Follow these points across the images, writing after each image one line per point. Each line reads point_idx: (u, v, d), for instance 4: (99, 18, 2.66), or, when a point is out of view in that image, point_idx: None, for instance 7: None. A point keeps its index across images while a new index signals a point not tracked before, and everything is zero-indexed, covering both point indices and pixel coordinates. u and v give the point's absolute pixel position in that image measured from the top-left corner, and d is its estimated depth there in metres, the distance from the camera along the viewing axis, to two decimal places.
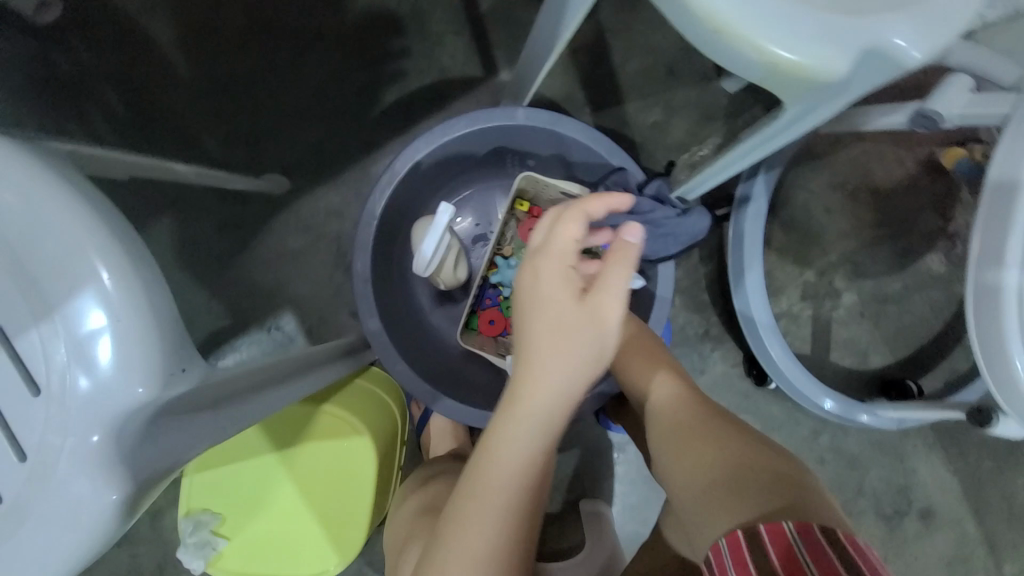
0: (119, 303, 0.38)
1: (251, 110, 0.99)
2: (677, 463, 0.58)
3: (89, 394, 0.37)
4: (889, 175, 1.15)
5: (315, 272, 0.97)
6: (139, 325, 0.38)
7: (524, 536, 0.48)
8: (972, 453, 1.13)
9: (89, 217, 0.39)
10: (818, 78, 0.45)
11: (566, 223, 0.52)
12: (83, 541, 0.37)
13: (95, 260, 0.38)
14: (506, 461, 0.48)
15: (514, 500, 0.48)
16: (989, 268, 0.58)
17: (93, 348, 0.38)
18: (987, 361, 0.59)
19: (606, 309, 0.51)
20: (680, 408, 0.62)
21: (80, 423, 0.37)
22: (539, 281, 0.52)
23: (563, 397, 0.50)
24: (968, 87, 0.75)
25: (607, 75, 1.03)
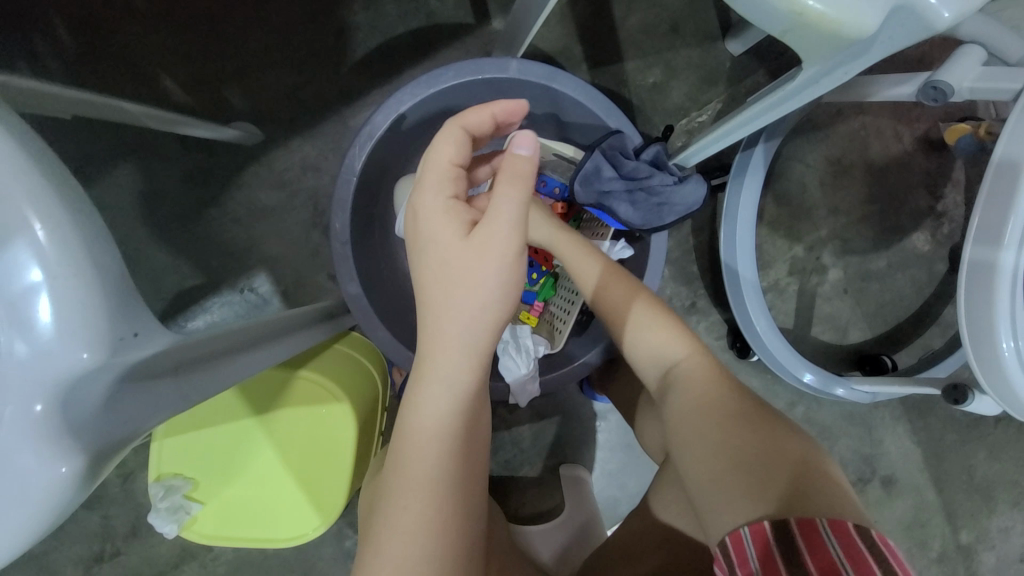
0: (56, 257, 0.34)
1: (216, 48, 0.90)
2: (692, 438, 0.54)
3: (27, 359, 0.33)
4: (886, 150, 1.13)
5: (291, 231, 0.92)
6: (82, 282, 0.34)
7: (468, 499, 0.46)
8: (935, 425, 1.18)
9: (17, 158, 0.34)
10: (846, 32, 0.41)
11: (440, 145, 0.49)
12: (34, 517, 0.34)
13: (25, 207, 0.33)
14: (426, 418, 0.46)
15: (441, 460, 0.45)
16: (986, 248, 0.57)
17: (31, 306, 0.33)
18: (973, 341, 0.59)
19: (496, 239, 0.46)
20: (701, 388, 0.57)
21: (17, 391, 0.33)
22: (422, 219, 0.48)
23: (473, 348, 0.47)
24: (978, 61, 0.72)
25: (606, 29, 0.97)
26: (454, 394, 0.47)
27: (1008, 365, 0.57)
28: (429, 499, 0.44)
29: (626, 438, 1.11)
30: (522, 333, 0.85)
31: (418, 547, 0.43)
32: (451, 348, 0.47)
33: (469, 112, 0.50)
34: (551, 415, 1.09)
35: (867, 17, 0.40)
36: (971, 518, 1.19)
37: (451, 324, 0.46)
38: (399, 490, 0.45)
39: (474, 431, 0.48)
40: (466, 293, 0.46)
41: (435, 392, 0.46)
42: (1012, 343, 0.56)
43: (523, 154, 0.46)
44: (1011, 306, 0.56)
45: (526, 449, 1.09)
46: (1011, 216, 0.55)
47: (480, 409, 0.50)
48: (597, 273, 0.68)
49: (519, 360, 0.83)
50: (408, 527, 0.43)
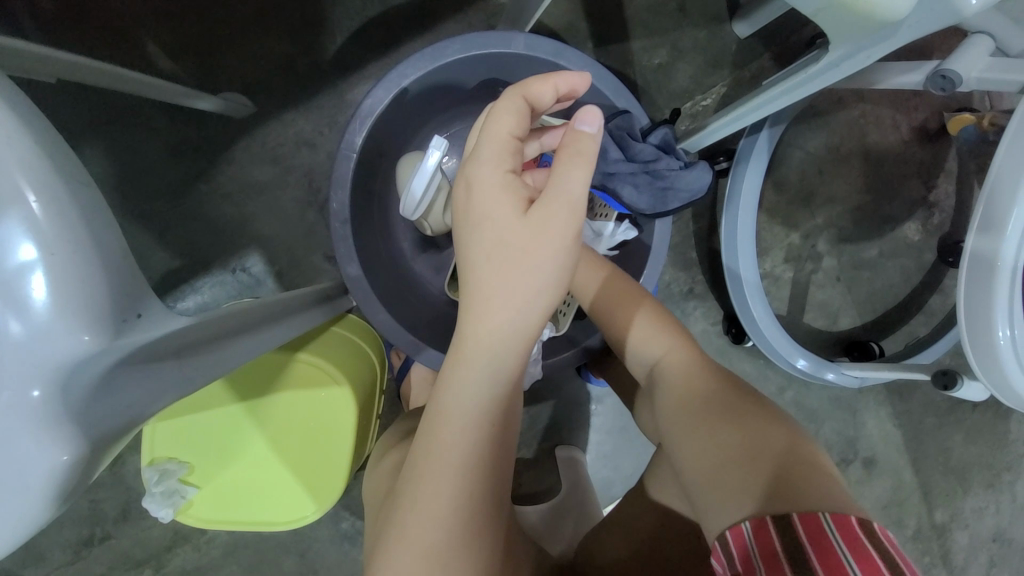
0: (54, 232, 0.31)
1: (204, 14, 0.85)
2: (680, 434, 0.54)
3: (22, 341, 0.31)
4: (884, 139, 1.13)
5: (285, 209, 0.88)
6: (82, 261, 0.32)
7: (492, 489, 0.46)
8: (915, 408, 1.23)
9: (7, 123, 0.31)
10: (883, 13, 0.40)
11: (500, 115, 0.46)
12: (33, 508, 0.32)
13: (17, 176, 0.31)
14: (460, 406, 0.45)
15: (470, 452, 0.45)
16: (988, 238, 0.57)
17: (24, 286, 0.31)
18: (970, 329, 0.60)
19: (555, 221, 0.44)
20: (686, 386, 0.57)
21: (14, 375, 0.31)
22: (476, 194, 0.46)
23: (518, 333, 0.46)
24: (987, 51, 0.71)
25: (614, 6, 0.94)
26: (494, 381, 0.46)
27: (1003, 353, 0.58)
28: (460, 484, 0.44)
29: (621, 421, 1.12)
30: None
31: (440, 532, 0.43)
32: (495, 333, 0.45)
33: (533, 82, 0.47)
34: (548, 398, 1.10)
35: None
36: (945, 498, 1.25)
37: (498, 309, 0.45)
38: (427, 478, 0.44)
39: (511, 416, 0.48)
40: (519, 276, 0.45)
41: (473, 378, 0.45)
42: (1009, 331, 0.57)
43: (589, 131, 0.44)
44: (1011, 297, 0.57)
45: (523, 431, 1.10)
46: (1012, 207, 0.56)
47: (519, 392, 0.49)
48: (599, 281, 0.68)
49: None
50: (431, 509, 0.44)
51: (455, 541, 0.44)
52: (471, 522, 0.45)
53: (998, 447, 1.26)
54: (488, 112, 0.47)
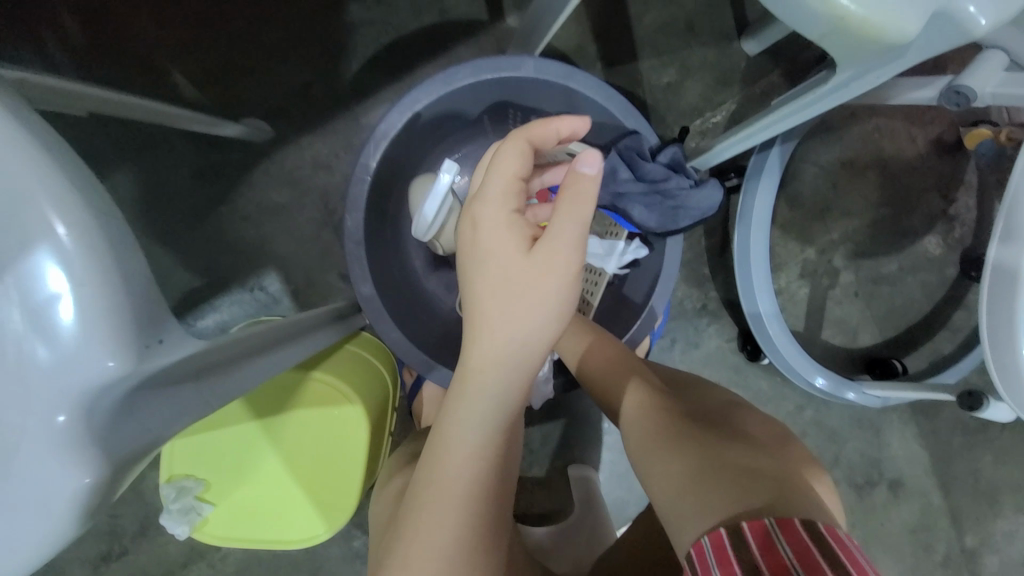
0: (82, 261, 0.33)
1: (227, 45, 0.89)
2: (649, 461, 0.53)
3: (51, 367, 0.32)
4: (900, 153, 1.12)
5: (302, 229, 0.91)
6: (107, 289, 0.33)
7: (490, 520, 0.46)
8: (942, 428, 1.19)
9: (41, 160, 0.33)
10: (886, 38, 0.40)
11: (505, 157, 0.47)
12: (56, 531, 0.33)
13: (50, 210, 0.32)
14: (462, 439, 0.45)
15: (472, 482, 0.45)
16: (1007, 252, 0.56)
17: (53, 313, 0.33)
18: (992, 344, 0.58)
19: (557, 259, 0.45)
20: (648, 416, 0.56)
21: (43, 399, 0.32)
22: (482, 232, 0.47)
23: (520, 365, 0.47)
24: (1002, 66, 0.71)
25: (623, 28, 0.95)
26: (494, 412, 0.46)
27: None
28: (462, 516, 0.44)
29: None
30: None
31: (441, 569, 0.43)
32: (496, 363, 0.46)
33: (537, 125, 0.48)
34: (560, 417, 1.09)
35: (905, 22, 0.39)
36: (978, 522, 1.20)
37: (499, 342, 0.46)
38: (426, 514, 0.44)
39: (509, 449, 0.48)
40: (522, 311, 0.46)
41: (474, 408, 0.46)
42: None
43: (591, 172, 0.44)
44: None
45: (535, 449, 1.09)
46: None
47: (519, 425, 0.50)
48: (588, 341, 0.72)
49: None
50: (431, 540, 0.43)
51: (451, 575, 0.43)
52: (472, 558, 0.44)
53: None
54: (494, 153, 0.48)
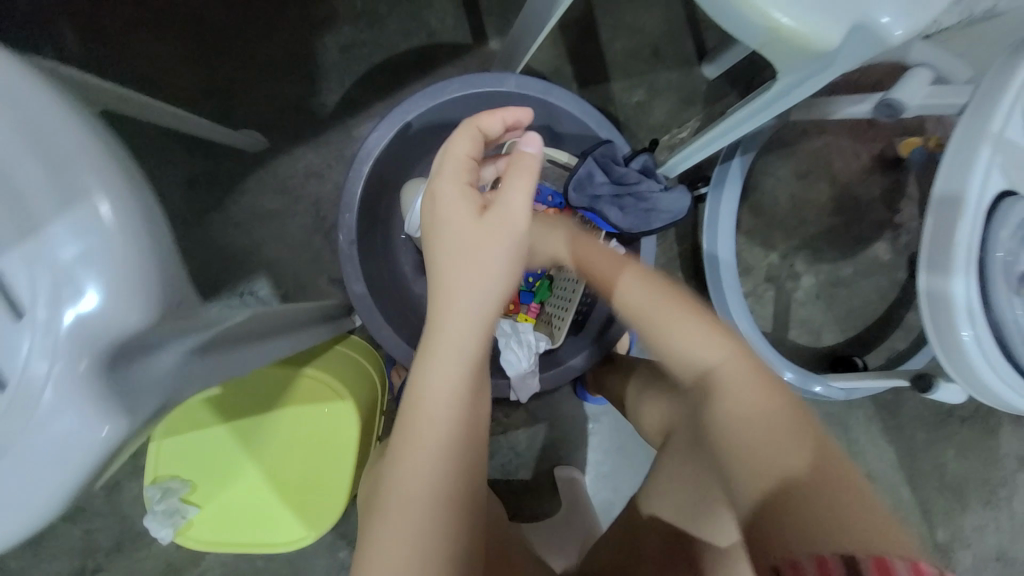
0: (118, 222, 0.34)
1: (224, 61, 0.93)
2: (754, 444, 0.49)
3: (81, 321, 0.34)
4: (847, 167, 1.22)
5: (294, 235, 0.94)
6: (138, 250, 0.35)
7: (468, 474, 0.48)
8: (904, 422, 1.26)
9: (81, 128, 0.35)
10: (814, 47, 0.48)
11: (457, 141, 0.54)
12: (69, 483, 0.34)
13: (90, 173, 0.34)
14: (434, 393, 0.48)
15: (447, 434, 0.47)
16: (939, 276, 0.66)
17: (86, 271, 0.34)
18: (938, 334, 0.69)
19: (507, 223, 0.50)
20: (744, 398, 0.51)
21: (70, 351, 0.34)
22: (438, 203, 0.52)
23: (480, 321, 0.50)
24: (926, 81, 0.79)
25: (595, 52, 1.04)
26: (458, 364, 0.49)
27: (969, 352, 0.67)
28: (438, 468, 0.47)
29: (619, 440, 1.12)
30: (523, 328, 0.87)
31: (423, 522, 0.45)
32: (459, 320, 0.49)
33: (484, 115, 0.55)
34: (546, 420, 1.10)
35: (832, 34, 0.47)
36: (944, 514, 1.26)
37: (461, 302, 0.50)
38: (405, 469, 0.47)
39: (479, 406, 0.51)
40: (476, 268, 0.50)
41: (444, 363, 0.49)
42: (970, 330, 0.66)
43: (530, 151, 0.52)
44: (967, 310, 0.66)
45: (521, 453, 1.10)
46: (954, 245, 0.65)
47: (484, 384, 0.52)
48: (620, 270, 0.60)
49: (521, 354, 0.85)
50: (408, 490, 0.46)
51: (431, 527, 0.45)
52: (453, 513, 0.46)
53: (992, 462, 1.28)
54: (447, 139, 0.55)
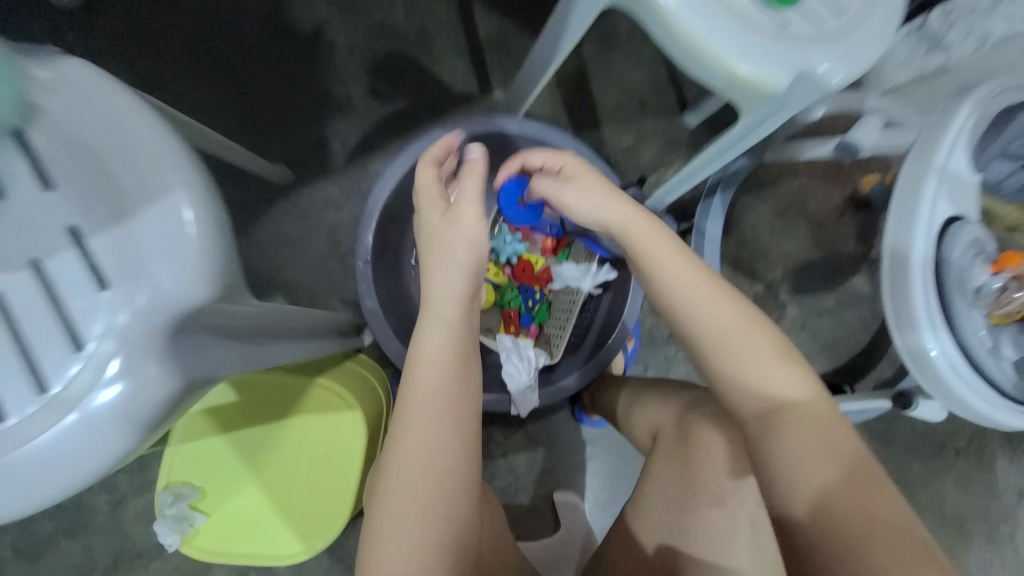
0: (198, 214, 0.41)
1: (256, 103, 1.03)
2: (809, 470, 0.50)
3: (160, 293, 0.40)
4: (822, 206, 1.32)
5: (311, 259, 1.01)
6: (209, 239, 0.41)
7: (457, 426, 0.56)
8: (898, 452, 1.28)
9: (167, 134, 0.41)
10: (765, 90, 0.58)
11: (421, 169, 0.69)
12: (124, 438, 0.39)
13: (174, 171, 0.41)
14: (425, 357, 0.58)
15: (435, 389, 0.56)
16: (909, 332, 0.74)
17: (167, 252, 0.40)
18: (921, 373, 0.76)
19: (464, 213, 0.62)
20: (809, 419, 0.52)
21: (145, 318, 0.39)
22: (418, 215, 0.66)
23: (458, 295, 0.60)
24: (877, 125, 0.90)
25: (588, 102, 1.17)
26: (444, 332, 0.59)
27: (938, 366, 0.74)
28: (432, 418, 0.55)
29: (617, 466, 1.13)
30: (524, 343, 0.94)
31: (422, 462, 0.54)
32: (441, 296, 0.60)
33: (437, 146, 0.71)
34: (545, 445, 1.12)
35: (780, 80, 0.58)
36: (945, 548, 1.25)
37: (441, 281, 0.60)
38: (404, 428, 0.55)
39: (467, 370, 0.59)
40: (447, 252, 0.61)
41: (432, 331, 0.59)
42: (938, 348, 0.73)
43: (473, 157, 0.64)
44: (939, 350, 0.73)
45: (520, 476, 1.10)
46: (911, 304, 0.74)
47: (473, 356, 0.60)
48: (685, 279, 0.59)
49: (521, 368, 0.91)
50: (407, 438, 0.54)
51: (428, 467, 0.54)
52: (446, 456, 0.54)
53: (990, 495, 1.29)
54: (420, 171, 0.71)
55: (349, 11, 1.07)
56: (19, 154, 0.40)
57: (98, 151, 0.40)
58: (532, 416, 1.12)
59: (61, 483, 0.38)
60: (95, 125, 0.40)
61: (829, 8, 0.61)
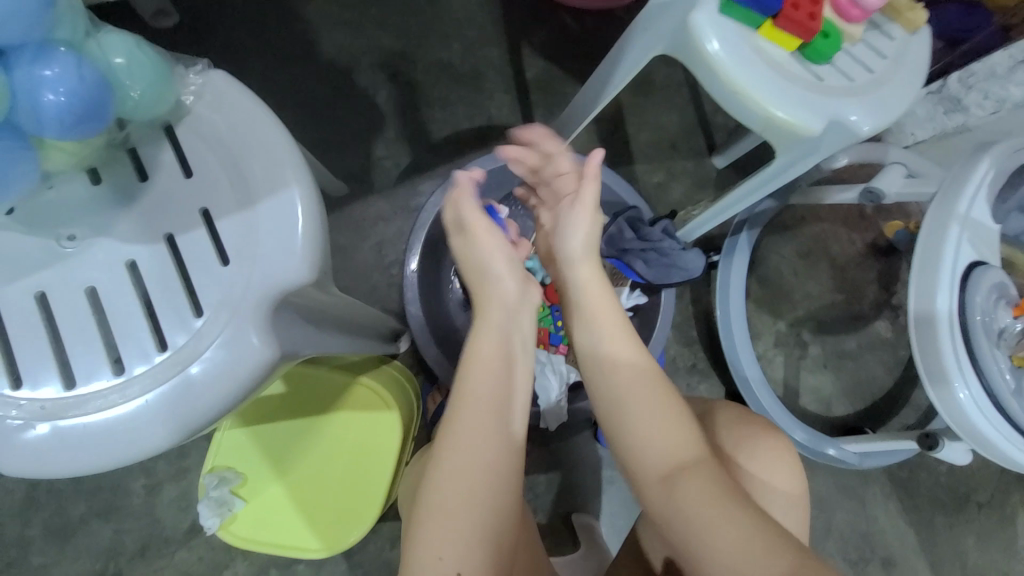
0: (309, 208, 0.48)
1: (320, 123, 1.13)
2: (709, 524, 0.53)
3: (267, 272, 0.46)
4: (844, 251, 1.36)
5: (357, 267, 1.08)
6: (314, 229, 0.48)
7: (502, 420, 0.61)
8: (922, 503, 1.25)
9: (292, 144, 0.49)
10: (801, 133, 0.64)
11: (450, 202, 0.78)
12: (229, 397, 0.44)
13: (293, 174, 0.48)
14: (481, 351, 0.64)
15: (489, 383, 0.62)
16: (943, 390, 0.77)
17: (281, 238, 0.47)
18: (957, 425, 0.78)
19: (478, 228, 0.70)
20: (711, 473, 0.57)
21: (256, 292, 0.46)
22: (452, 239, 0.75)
23: (508, 302, 0.68)
24: (902, 172, 0.95)
25: (623, 140, 1.26)
26: (498, 332, 0.66)
27: (963, 406, 0.76)
28: (484, 408, 0.60)
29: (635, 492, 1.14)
30: (557, 358, 0.97)
31: (477, 449, 0.58)
32: (494, 302, 0.68)
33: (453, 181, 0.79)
34: (565, 465, 1.13)
35: (814, 125, 0.64)
36: None
37: (492, 288, 0.69)
38: (455, 420, 0.60)
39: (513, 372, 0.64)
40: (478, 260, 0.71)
41: (489, 331, 0.66)
42: (967, 391, 0.75)
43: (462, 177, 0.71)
44: (970, 401, 0.75)
45: (539, 494, 1.11)
46: (943, 365, 0.76)
47: (522, 360, 0.66)
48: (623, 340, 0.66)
49: (553, 383, 0.95)
50: (465, 424, 0.59)
51: (478, 454, 0.58)
52: (496, 447, 0.59)
53: (1017, 556, 1.25)
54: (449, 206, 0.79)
55: (411, 48, 1.18)
56: (167, 144, 0.51)
57: (234, 156, 0.50)
58: (555, 436, 1.13)
59: (167, 432, 0.44)
60: (239, 136, 0.50)
61: (858, 66, 0.67)
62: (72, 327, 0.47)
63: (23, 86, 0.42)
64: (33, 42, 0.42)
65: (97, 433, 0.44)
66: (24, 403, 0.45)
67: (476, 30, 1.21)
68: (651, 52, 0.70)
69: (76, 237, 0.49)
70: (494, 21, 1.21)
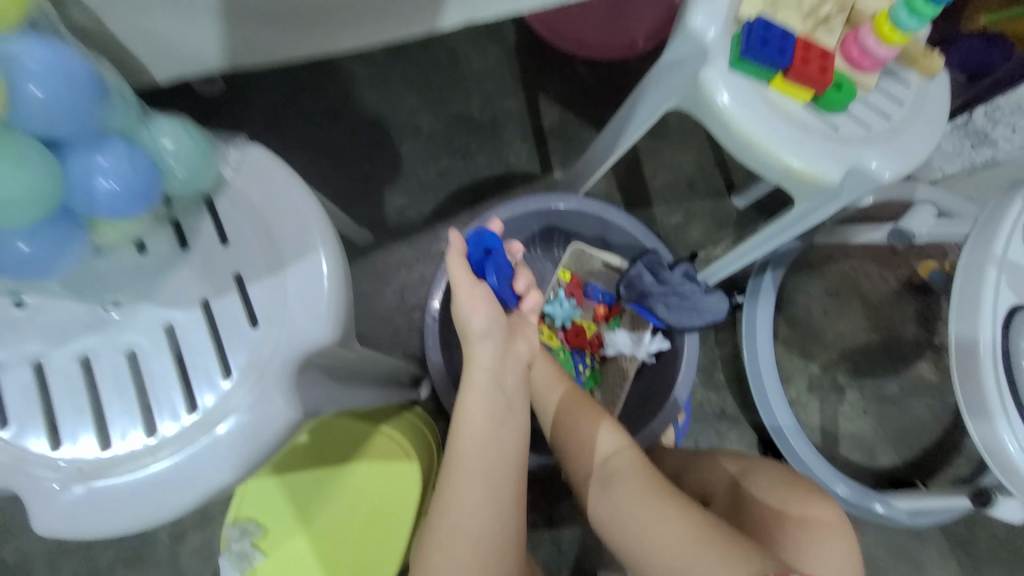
0: (334, 267, 0.50)
1: (348, 175, 1.19)
2: (651, 522, 0.64)
3: (295, 333, 0.49)
4: (877, 289, 1.31)
5: (380, 313, 1.11)
6: (339, 288, 0.50)
7: (499, 471, 0.62)
8: (986, 566, 1.14)
9: (319, 209, 0.53)
10: (820, 182, 0.64)
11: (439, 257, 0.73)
12: (254, 456, 0.46)
13: (320, 236, 0.51)
14: (472, 404, 0.65)
15: (480, 433, 0.64)
16: (994, 443, 0.69)
17: (308, 297, 0.50)
18: (1012, 483, 0.70)
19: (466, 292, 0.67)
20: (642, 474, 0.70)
21: (284, 353, 0.48)
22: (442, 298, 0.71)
23: (492, 355, 0.68)
24: (931, 212, 0.92)
25: (640, 183, 1.27)
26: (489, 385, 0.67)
27: (1018, 461, 0.68)
28: (479, 459, 0.62)
29: None
30: None
31: (474, 502, 0.60)
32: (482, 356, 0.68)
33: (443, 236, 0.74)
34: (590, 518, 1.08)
35: (832, 174, 0.64)
36: None
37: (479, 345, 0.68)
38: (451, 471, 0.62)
39: (506, 424, 0.65)
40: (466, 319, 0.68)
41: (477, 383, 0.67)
42: (1016, 442, 0.68)
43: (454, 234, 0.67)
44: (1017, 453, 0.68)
45: (564, 549, 1.07)
46: (992, 415, 0.69)
47: (514, 410, 0.67)
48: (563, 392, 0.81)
49: None
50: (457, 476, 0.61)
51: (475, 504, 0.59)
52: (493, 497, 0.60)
53: None
54: None
55: (433, 104, 1.25)
56: (205, 215, 0.55)
57: (267, 223, 0.53)
58: None
59: (192, 494, 0.45)
60: (271, 202, 0.53)
61: (874, 113, 0.67)
62: (112, 387, 0.50)
63: (80, 172, 0.46)
64: (90, 134, 0.47)
65: (126, 495, 0.45)
66: (63, 463, 0.47)
67: (495, 85, 1.27)
68: (663, 107, 0.72)
69: (121, 304, 0.52)
70: (511, 76, 1.27)
